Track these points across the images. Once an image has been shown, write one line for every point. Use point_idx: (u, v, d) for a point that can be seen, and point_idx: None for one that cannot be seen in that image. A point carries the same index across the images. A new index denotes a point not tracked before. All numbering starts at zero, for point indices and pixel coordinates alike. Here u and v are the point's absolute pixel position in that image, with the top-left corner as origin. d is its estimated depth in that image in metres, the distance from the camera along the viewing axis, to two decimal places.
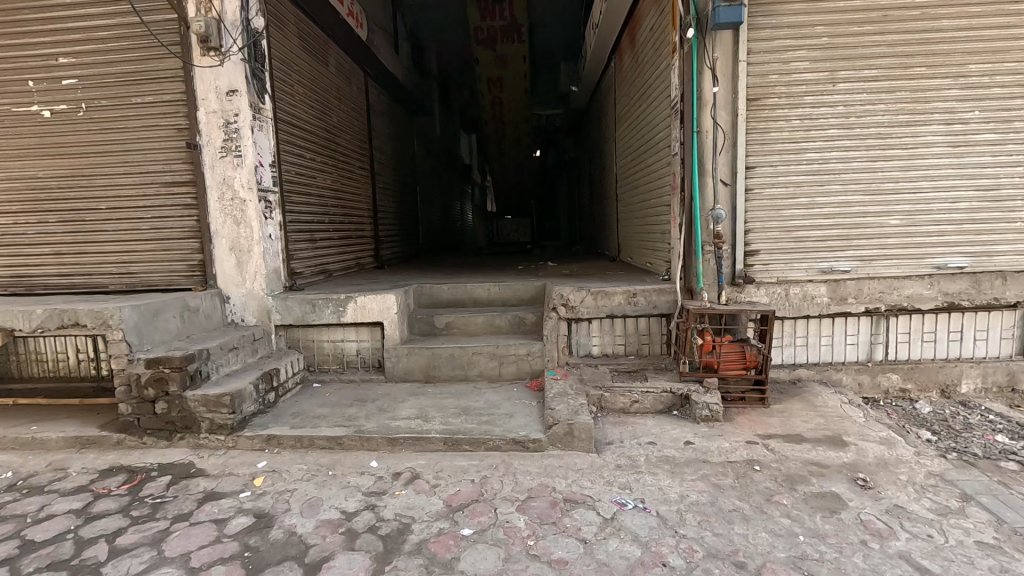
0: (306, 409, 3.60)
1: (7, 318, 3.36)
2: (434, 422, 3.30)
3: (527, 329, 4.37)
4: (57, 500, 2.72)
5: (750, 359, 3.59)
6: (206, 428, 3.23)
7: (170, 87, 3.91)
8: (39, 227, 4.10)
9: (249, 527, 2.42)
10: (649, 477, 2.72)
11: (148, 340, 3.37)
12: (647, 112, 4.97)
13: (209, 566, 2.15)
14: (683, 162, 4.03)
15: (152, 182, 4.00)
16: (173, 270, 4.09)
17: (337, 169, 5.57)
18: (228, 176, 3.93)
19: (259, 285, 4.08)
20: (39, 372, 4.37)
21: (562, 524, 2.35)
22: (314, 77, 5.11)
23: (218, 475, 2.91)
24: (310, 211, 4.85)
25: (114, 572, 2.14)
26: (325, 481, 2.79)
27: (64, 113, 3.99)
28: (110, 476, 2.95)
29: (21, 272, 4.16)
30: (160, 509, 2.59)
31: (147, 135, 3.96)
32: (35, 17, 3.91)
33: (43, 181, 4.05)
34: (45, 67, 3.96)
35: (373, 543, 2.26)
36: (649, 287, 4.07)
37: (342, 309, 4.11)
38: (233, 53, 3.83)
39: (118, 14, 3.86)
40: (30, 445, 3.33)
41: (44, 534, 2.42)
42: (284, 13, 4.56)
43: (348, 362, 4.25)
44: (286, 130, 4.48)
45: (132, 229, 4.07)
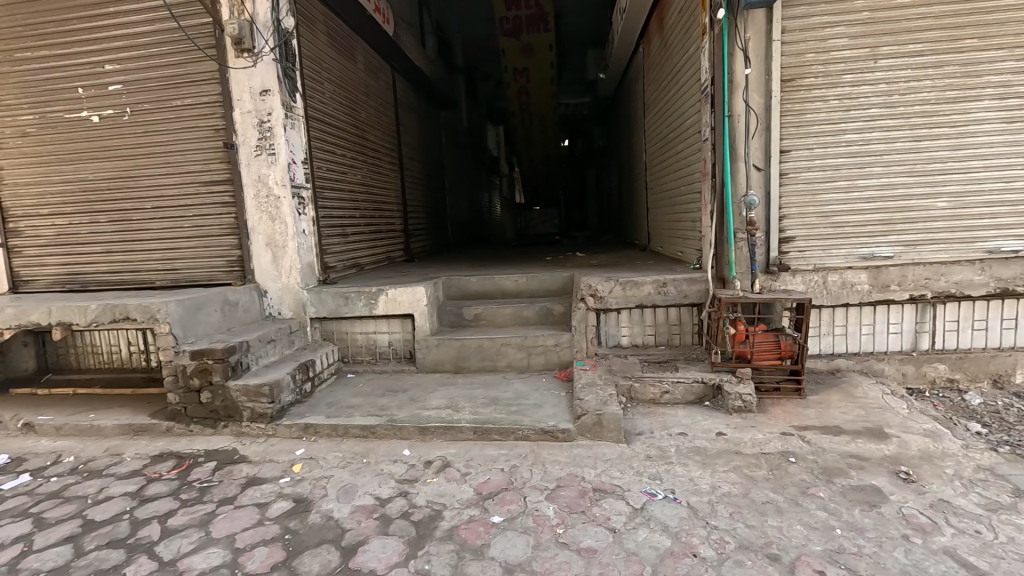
0: (340, 400, 3.71)
1: (65, 313, 3.58)
2: (465, 412, 3.35)
3: (555, 320, 4.37)
4: (113, 483, 2.90)
5: (785, 349, 3.49)
6: (248, 417, 3.37)
7: (207, 89, 4.05)
8: (91, 227, 4.34)
9: (289, 511, 2.53)
10: (679, 468, 2.70)
11: (192, 333, 3.53)
12: (677, 97, 4.85)
13: (252, 548, 2.25)
14: (715, 148, 3.92)
15: (193, 182, 4.17)
16: (213, 266, 4.26)
17: (367, 164, 5.66)
18: (263, 174, 4.05)
19: (294, 279, 4.20)
20: (95, 364, 4.66)
21: (592, 513, 2.36)
22: (343, 74, 5.19)
23: (260, 461, 3.04)
24: (341, 206, 4.96)
25: (166, 551, 2.27)
26: (360, 469, 2.88)
27: (111, 118, 4.19)
28: (161, 462, 3.12)
29: (76, 271, 4.42)
30: (207, 493, 2.73)
31: (187, 137, 4.12)
32: (82, 27, 4.11)
33: (94, 183, 4.28)
34: (92, 74, 4.16)
35: (406, 529, 2.33)
36: (679, 276, 3.99)
37: (373, 302, 4.21)
38: (265, 54, 3.93)
39: (157, 20, 4.01)
40: (88, 431, 3.56)
41: (103, 514, 2.59)
42: (313, 12, 4.65)
43: (380, 354, 4.35)
44: (317, 127, 4.58)
45: (176, 228, 4.25)
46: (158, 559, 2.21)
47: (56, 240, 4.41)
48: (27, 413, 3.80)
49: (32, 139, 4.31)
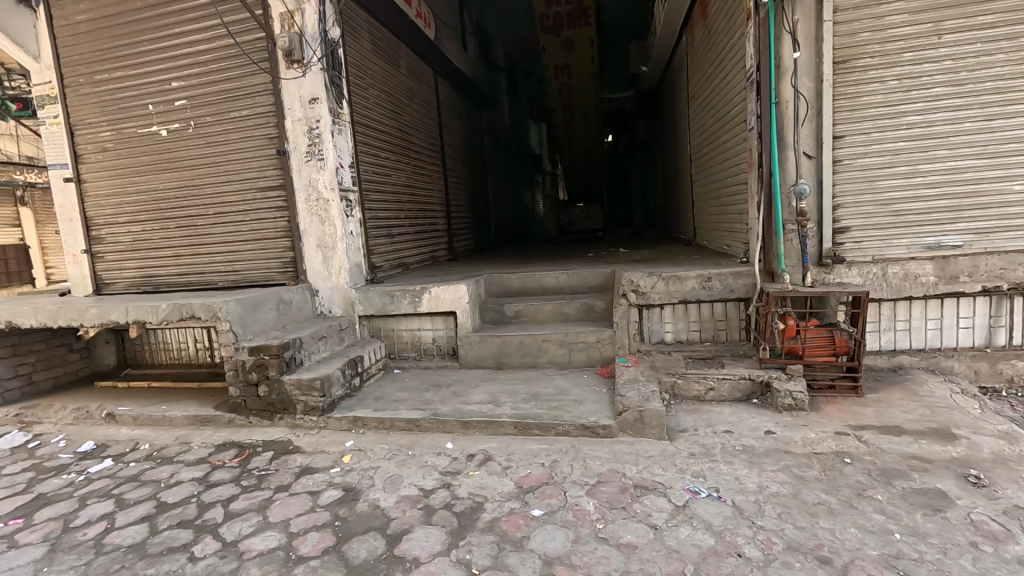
0: (387, 394, 3.84)
1: (140, 313, 3.89)
2: (505, 406, 3.40)
3: (596, 316, 4.35)
4: (183, 469, 3.14)
5: (840, 345, 3.32)
6: (301, 410, 3.55)
7: (261, 101, 4.29)
8: (162, 234, 4.69)
9: (339, 499, 2.65)
10: (723, 466, 2.63)
11: (250, 330, 3.76)
12: (721, 85, 4.70)
13: (305, 532, 2.38)
14: (762, 136, 3.77)
15: (251, 188, 4.42)
16: (269, 267, 4.50)
17: (410, 166, 5.81)
18: (313, 179, 4.25)
19: (343, 278, 4.38)
20: (166, 359, 5.04)
21: (632, 509, 2.34)
22: (387, 79, 5.36)
23: (313, 452, 3.20)
24: (386, 207, 5.12)
25: (229, 533, 2.44)
26: (405, 461, 2.98)
27: (177, 131, 4.51)
28: (225, 450, 3.34)
29: (150, 274, 4.79)
30: (265, 480, 2.91)
31: (244, 145, 4.38)
32: (151, 47, 4.45)
33: (164, 192, 4.62)
34: (161, 92, 4.49)
35: (448, 519, 2.39)
36: (725, 269, 3.86)
37: (418, 300, 4.32)
38: (313, 64, 4.11)
39: (217, 38, 4.29)
40: (161, 421, 3.85)
41: (174, 496, 2.82)
42: (358, 21, 4.83)
43: (425, 350, 4.46)
44: (363, 132, 4.76)
45: (236, 232, 4.52)
46: (222, 539, 2.38)
47: (132, 246, 4.79)
48: (109, 404, 4.17)
49: (110, 153, 4.71)
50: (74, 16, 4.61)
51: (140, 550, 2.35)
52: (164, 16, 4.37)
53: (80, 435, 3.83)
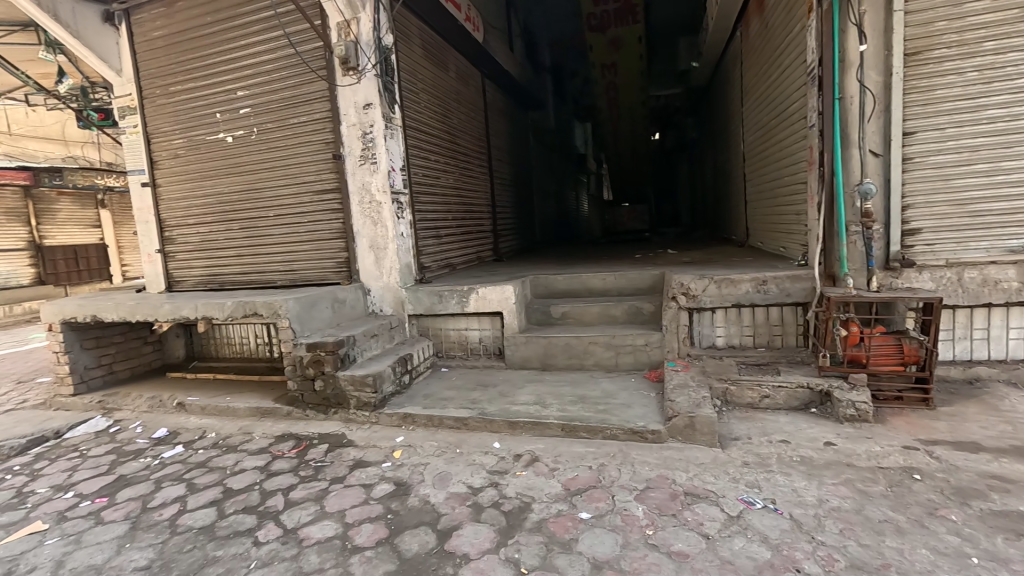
0: (435, 392, 3.92)
1: (207, 309, 4.13)
2: (552, 408, 3.40)
3: (644, 319, 4.28)
4: (246, 458, 3.32)
5: (909, 354, 3.14)
6: (354, 405, 3.69)
7: (319, 107, 4.47)
8: (227, 235, 4.98)
9: (391, 493, 2.74)
10: (780, 477, 2.54)
11: (308, 327, 3.93)
12: (779, 80, 4.51)
13: (359, 523, 2.48)
14: (823, 134, 3.59)
15: (308, 191, 4.61)
16: (324, 267, 4.68)
17: (458, 169, 5.91)
18: (366, 182, 4.39)
19: (393, 278, 4.50)
20: (230, 353, 5.35)
21: (683, 517, 2.30)
22: (437, 82, 5.47)
23: (365, 446, 3.31)
24: (435, 209, 5.23)
25: (289, 520, 2.57)
26: (454, 458, 3.04)
27: (241, 137, 4.77)
28: (284, 441, 3.51)
29: (215, 273, 5.09)
30: (321, 471, 3.04)
31: (302, 150, 4.58)
32: (219, 59, 4.73)
33: (229, 195, 4.90)
34: (227, 101, 4.76)
35: (497, 518, 2.43)
36: (781, 273, 3.71)
37: (465, 300, 4.39)
38: (368, 71, 4.24)
39: (278, 48, 4.50)
40: (225, 411, 4.10)
41: (239, 483, 2.99)
42: (410, 27, 4.96)
43: (472, 349, 4.53)
44: (413, 135, 4.87)
45: (294, 233, 4.74)
46: (283, 526, 2.51)
47: (200, 246, 5.11)
48: (180, 394, 4.46)
49: (182, 159, 5.04)
50: (151, 32, 4.96)
51: (210, 533, 2.51)
52: (231, 29, 4.64)
53: (154, 422, 4.12)
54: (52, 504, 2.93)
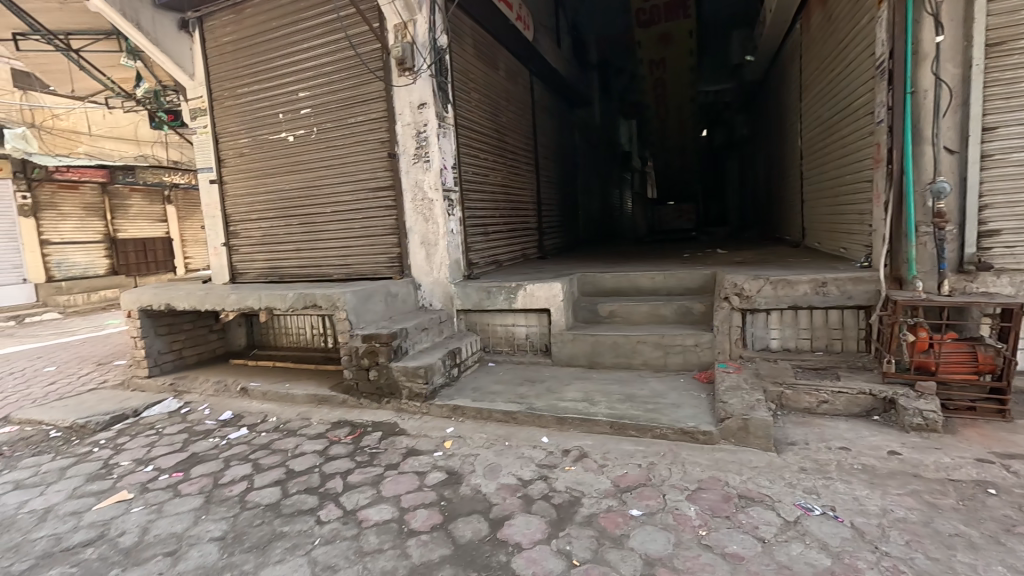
0: (483, 386, 4.00)
1: (271, 300, 4.36)
2: (600, 405, 3.41)
3: (694, 319, 4.22)
4: (306, 442, 3.50)
5: (984, 362, 2.97)
6: (406, 395, 3.82)
7: (375, 107, 4.62)
8: (287, 230, 5.23)
9: (444, 481, 2.83)
10: (840, 485, 2.47)
11: (363, 319, 4.09)
12: (844, 74, 4.33)
13: (415, 508, 2.57)
14: (892, 130, 3.43)
15: (364, 189, 4.78)
16: (378, 262, 4.83)
17: (506, 167, 5.97)
18: (419, 180, 4.51)
19: (443, 273, 4.61)
20: (288, 343, 5.62)
21: (737, 520, 2.27)
22: (487, 82, 5.55)
23: (417, 435, 3.43)
24: (484, 207, 5.31)
25: (348, 502, 2.70)
26: (503, 451, 3.11)
27: (302, 137, 4.99)
28: (340, 428, 3.67)
29: (276, 265, 5.35)
30: (376, 457, 3.17)
31: (359, 148, 4.74)
32: (283, 62, 4.96)
33: (289, 192, 5.14)
34: (289, 102, 4.99)
35: (547, 510, 2.47)
36: (843, 274, 3.57)
37: (513, 296, 4.45)
38: (423, 71, 4.35)
39: (338, 50, 4.69)
40: (285, 397, 4.32)
41: (300, 465, 3.16)
42: (463, 27, 5.05)
43: (518, 345, 4.59)
44: (465, 133, 4.97)
45: (350, 229, 4.91)
46: (342, 507, 2.64)
47: (262, 240, 5.39)
48: (243, 379, 4.73)
49: (246, 158, 5.32)
50: (221, 38, 5.26)
51: (276, 509, 2.67)
52: (294, 33, 4.86)
53: (221, 404, 4.39)
54: (135, 476, 3.19)
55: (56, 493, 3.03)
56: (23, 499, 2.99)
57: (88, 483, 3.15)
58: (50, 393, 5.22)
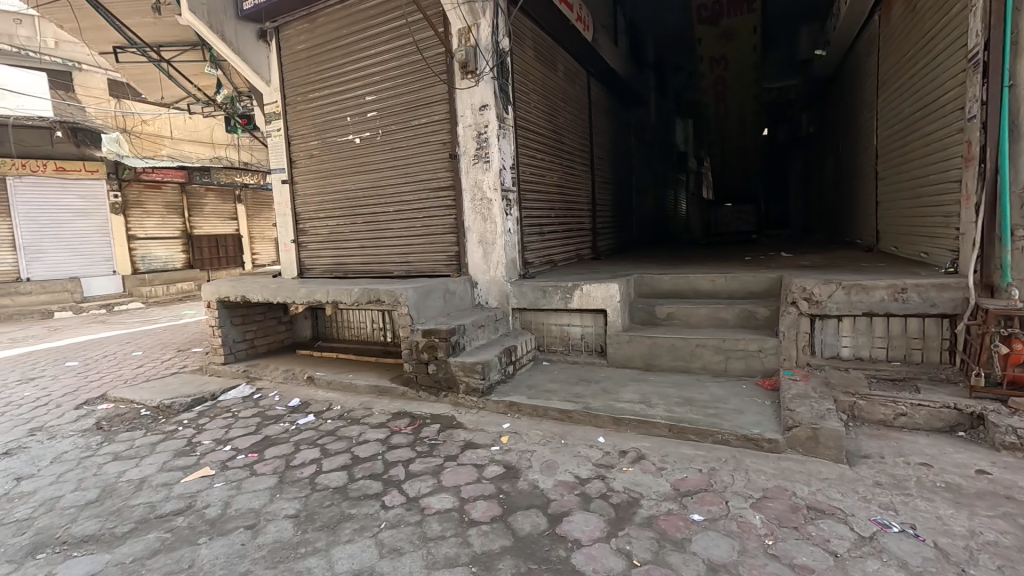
0: (539, 384, 4.04)
1: (337, 294, 4.57)
2: (658, 408, 3.37)
3: (757, 324, 4.09)
4: (369, 430, 3.65)
5: None
6: (463, 390, 3.92)
7: (439, 110, 4.75)
8: (351, 227, 5.47)
9: (502, 474, 2.89)
10: (921, 503, 2.33)
11: (424, 314, 4.23)
12: (929, 68, 4.07)
13: (474, 499, 2.64)
14: (986, 126, 3.20)
15: (426, 189, 4.93)
16: (437, 260, 4.96)
17: (562, 167, 5.98)
18: (478, 180, 4.61)
19: (500, 272, 4.68)
20: (350, 336, 5.88)
21: (806, 531, 2.19)
22: (546, 83, 5.59)
23: (474, 429, 3.51)
24: (540, 207, 5.35)
25: (411, 489, 2.80)
26: (559, 448, 3.13)
27: (368, 139, 5.20)
28: (400, 418, 3.81)
29: (341, 261, 5.61)
30: (436, 448, 3.27)
31: (422, 149, 4.90)
32: (352, 68, 5.20)
33: (355, 192, 5.37)
34: (357, 106, 5.22)
35: (606, 509, 2.47)
36: (925, 280, 3.36)
37: (569, 296, 4.46)
38: (485, 74, 4.44)
39: (405, 55, 4.86)
40: (348, 387, 4.53)
41: (364, 452, 3.31)
42: (524, 30, 5.12)
43: (573, 345, 4.60)
44: (523, 134, 5.03)
45: (411, 227, 5.08)
46: (405, 494, 2.75)
47: (329, 238, 5.66)
48: (309, 369, 4.99)
49: (316, 159, 5.61)
50: (296, 46, 5.57)
51: (344, 493, 2.82)
52: (364, 39, 5.08)
53: (289, 392, 4.66)
54: (216, 454, 3.44)
55: (149, 466, 3.32)
56: (122, 469, 3.30)
57: (176, 458, 3.43)
58: (139, 375, 5.71)
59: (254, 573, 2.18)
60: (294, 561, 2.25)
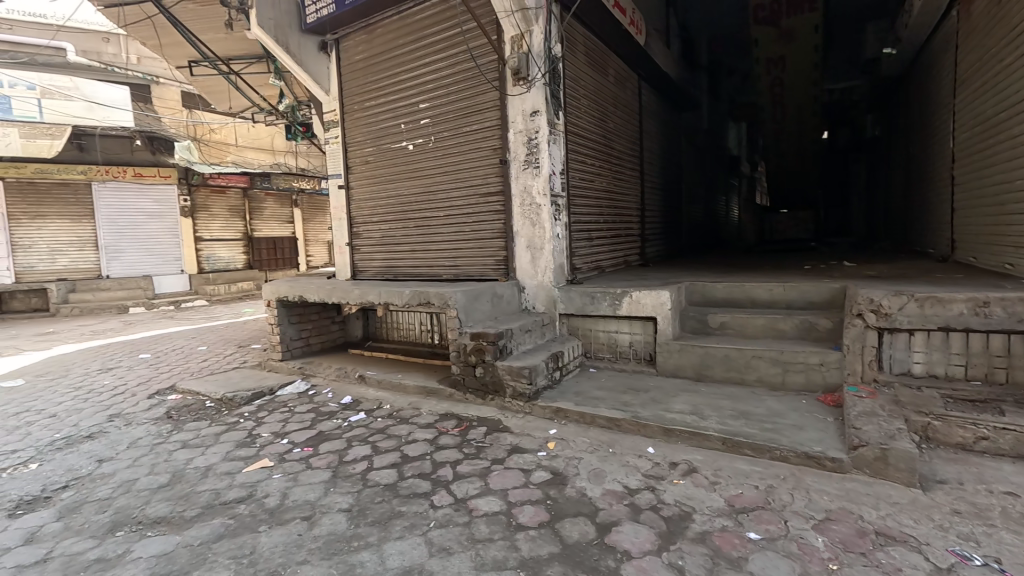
0: (586, 390, 4.01)
1: (388, 296, 4.70)
2: (711, 420, 3.27)
3: (818, 336, 3.91)
4: (417, 430, 3.73)
5: None
6: (510, 394, 3.94)
7: (490, 116, 4.81)
8: (403, 231, 5.62)
9: (549, 480, 2.88)
10: (1007, 535, 2.14)
11: (472, 317, 4.28)
12: (1016, 64, 3.79)
13: (521, 504, 2.65)
14: None
15: (476, 194, 5.00)
16: (485, 264, 5.01)
17: (611, 172, 5.92)
18: (528, 186, 4.63)
19: (548, 277, 4.68)
20: (398, 337, 6.03)
21: (875, 558, 2.06)
22: (597, 88, 5.57)
23: (521, 434, 3.51)
24: (589, 212, 5.32)
25: (458, 490, 2.84)
26: (607, 457, 3.09)
27: (421, 145, 5.34)
28: (447, 420, 3.87)
29: (392, 265, 5.77)
30: (483, 451, 3.30)
31: (473, 155, 4.97)
32: (407, 76, 5.35)
33: (407, 197, 5.52)
34: (411, 113, 5.37)
35: (656, 521, 2.42)
36: (1010, 294, 3.11)
37: (618, 302, 4.41)
38: (537, 80, 4.46)
39: (458, 63, 4.96)
40: (397, 387, 4.64)
41: (413, 451, 3.38)
42: (575, 36, 5.12)
43: (621, 352, 4.54)
44: (573, 139, 5.02)
45: (460, 232, 5.16)
46: (453, 495, 2.78)
47: (381, 241, 5.84)
48: (360, 367, 5.15)
49: (371, 165, 5.80)
50: (354, 56, 5.79)
51: (394, 490, 2.88)
52: (419, 49, 5.22)
53: (342, 390, 4.82)
54: (274, 446, 3.60)
55: (214, 454, 3.52)
56: (190, 457, 3.51)
57: (238, 449, 3.61)
58: (204, 369, 6.06)
59: (310, 563, 2.26)
60: (348, 554, 2.32)
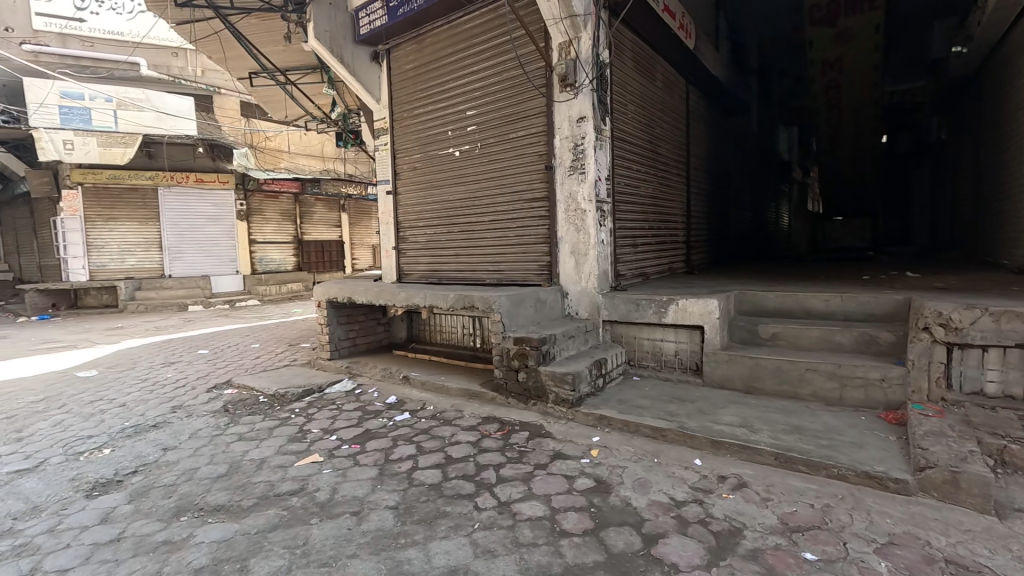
0: (630, 399, 3.95)
1: (433, 298, 4.78)
2: (762, 434, 3.16)
3: (878, 350, 3.72)
4: (460, 432, 3.77)
5: None
6: (553, 399, 3.93)
7: (536, 122, 4.85)
8: (448, 236, 5.73)
9: (593, 488, 2.85)
10: None
11: (515, 322, 4.30)
12: None
13: (565, 510, 2.64)
14: None
15: (520, 200, 5.04)
16: (528, 269, 5.04)
17: (657, 178, 5.84)
18: (573, 191, 4.61)
19: (592, 284, 4.65)
20: (441, 340, 6.13)
21: None
22: (644, 93, 5.51)
23: (563, 440, 3.50)
24: (634, 218, 5.26)
25: (502, 493, 2.85)
26: (652, 467, 3.04)
27: (467, 151, 5.43)
28: (489, 423, 3.90)
29: (436, 268, 5.88)
30: (525, 456, 3.31)
31: (519, 161, 5.02)
32: (456, 83, 5.46)
33: (453, 202, 5.62)
34: (458, 120, 5.47)
35: (705, 536, 2.36)
36: None
37: (663, 310, 4.34)
38: (584, 86, 4.46)
39: (506, 70, 5.02)
40: (440, 388, 4.72)
41: (457, 453, 3.42)
42: (623, 42, 5.10)
43: (666, 361, 4.45)
44: (619, 145, 4.99)
45: (504, 237, 5.20)
46: (497, 498, 2.80)
47: (426, 245, 5.96)
48: (404, 368, 5.28)
49: (418, 171, 5.94)
50: (405, 64, 5.95)
51: (439, 490, 2.93)
52: (468, 57, 5.32)
53: (387, 389, 4.94)
54: (323, 442, 3.72)
55: (268, 448, 3.68)
56: (246, 449, 3.68)
57: (290, 443, 3.75)
58: (257, 365, 6.34)
59: (360, 557, 2.33)
60: (396, 550, 2.37)
